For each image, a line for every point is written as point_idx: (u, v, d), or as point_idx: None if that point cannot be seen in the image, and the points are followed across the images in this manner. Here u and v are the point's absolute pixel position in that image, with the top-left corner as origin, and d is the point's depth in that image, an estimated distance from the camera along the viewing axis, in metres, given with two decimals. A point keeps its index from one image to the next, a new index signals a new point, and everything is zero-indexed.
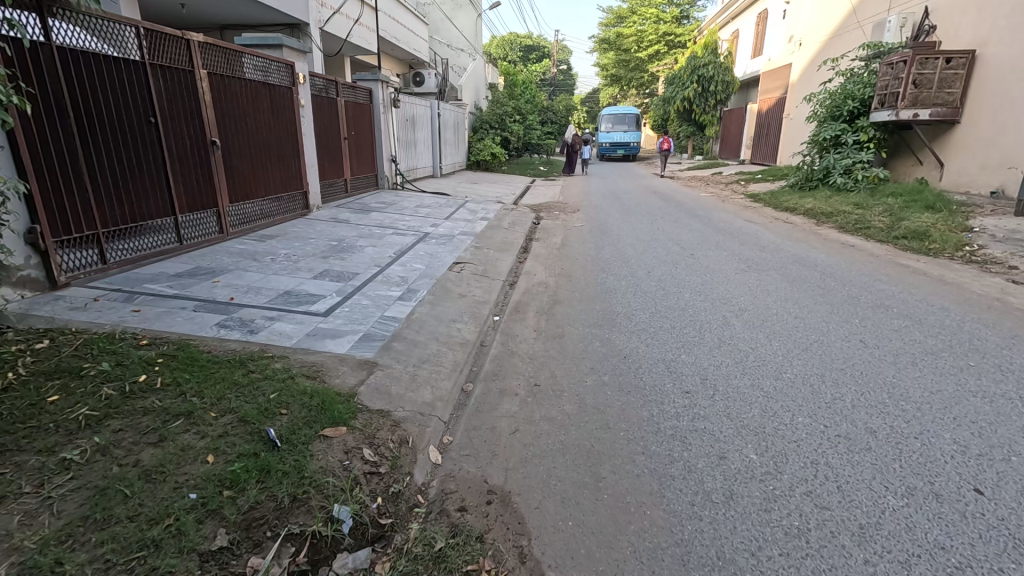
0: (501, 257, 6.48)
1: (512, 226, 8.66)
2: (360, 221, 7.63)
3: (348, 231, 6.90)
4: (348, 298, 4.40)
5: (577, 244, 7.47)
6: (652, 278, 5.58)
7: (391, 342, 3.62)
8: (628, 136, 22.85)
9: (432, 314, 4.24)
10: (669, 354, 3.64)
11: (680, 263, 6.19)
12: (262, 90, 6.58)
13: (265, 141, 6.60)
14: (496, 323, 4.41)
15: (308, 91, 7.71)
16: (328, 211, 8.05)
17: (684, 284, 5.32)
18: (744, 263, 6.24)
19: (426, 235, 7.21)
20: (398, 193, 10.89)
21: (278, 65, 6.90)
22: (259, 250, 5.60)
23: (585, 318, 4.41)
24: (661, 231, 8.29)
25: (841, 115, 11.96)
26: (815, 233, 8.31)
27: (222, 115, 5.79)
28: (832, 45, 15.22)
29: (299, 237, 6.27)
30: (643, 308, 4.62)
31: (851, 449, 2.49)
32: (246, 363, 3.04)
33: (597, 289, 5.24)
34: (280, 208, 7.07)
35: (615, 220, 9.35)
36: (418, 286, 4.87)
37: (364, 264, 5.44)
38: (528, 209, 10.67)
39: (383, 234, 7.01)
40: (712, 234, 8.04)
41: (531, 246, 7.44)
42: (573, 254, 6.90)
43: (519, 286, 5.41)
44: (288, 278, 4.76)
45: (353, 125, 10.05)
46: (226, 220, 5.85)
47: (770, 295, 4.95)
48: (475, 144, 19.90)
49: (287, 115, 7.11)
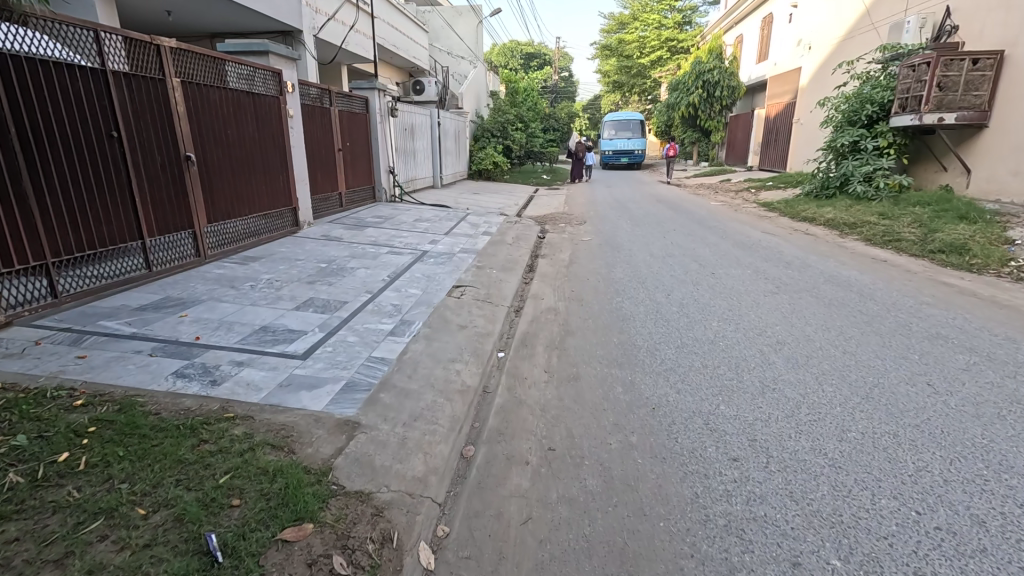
0: (505, 278, 5.96)
1: (516, 241, 8.15)
2: (353, 239, 7.11)
3: (339, 251, 6.37)
4: (332, 334, 3.87)
5: (586, 261, 6.94)
6: (673, 303, 5.03)
7: (377, 392, 3.07)
8: (632, 143, 22.24)
9: (427, 353, 3.69)
10: (705, 404, 3.09)
11: (702, 284, 5.65)
12: (245, 99, 6.09)
13: (248, 154, 6.10)
14: (500, 362, 3.86)
15: (297, 100, 7.22)
16: (318, 228, 7.53)
17: (708, 310, 4.78)
18: (772, 282, 5.70)
19: (424, 254, 6.69)
20: (396, 206, 10.39)
21: (262, 73, 6.41)
22: (238, 276, 5.06)
23: (602, 355, 3.86)
24: (676, 246, 7.77)
25: (859, 120, 11.45)
26: (841, 246, 7.76)
27: (198, 127, 5.29)
28: (844, 48, 14.73)
29: (284, 259, 5.74)
30: (667, 341, 4.07)
31: (962, 552, 1.93)
32: (199, 430, 2.50)
33: (612, 316, 4.70)
34: (266, 226, 6.56)
35: (625, 234, 8.82)
36: (412, 317, 4.33)
37: (354, 291, 4.90)
38: (533, 221, 10.15)
39: (377, 253, 6.48)
40: (731, 249, 7.48)
41: (538, 264, 6.91)
42: (584, 273, 6.36)
43: (526, 313, 4.87)
44: (266, 309, 4.23)
45: (348, 136, 9.57)
46: (202, 242, 5.34)
47: (808, 322, 4.40)
48: (476, 152, 19.45)
49: (273, 126, 6.61)
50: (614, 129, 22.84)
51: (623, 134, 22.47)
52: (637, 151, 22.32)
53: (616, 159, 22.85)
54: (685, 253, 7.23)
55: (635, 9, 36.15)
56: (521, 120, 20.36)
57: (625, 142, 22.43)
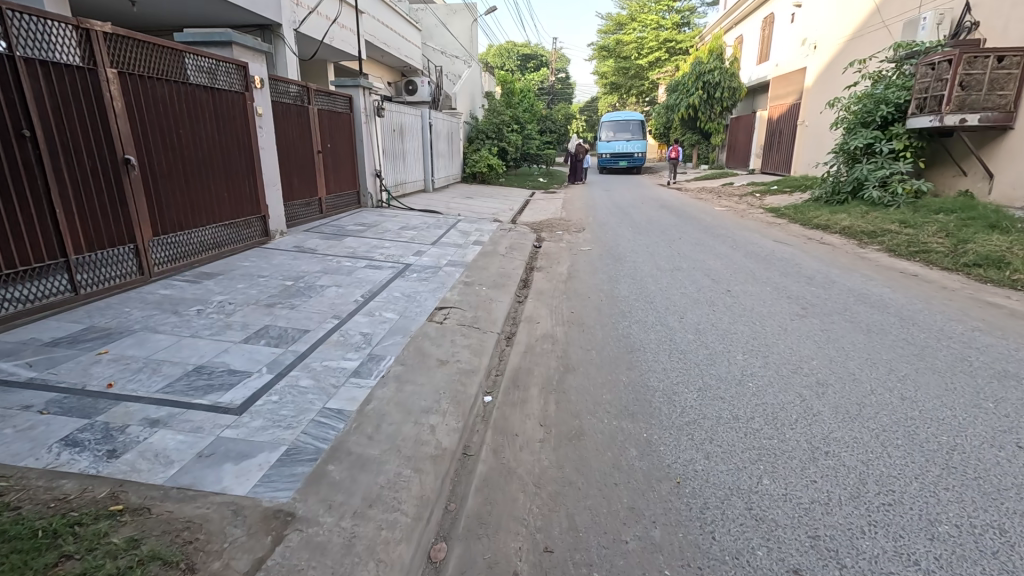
0: (497, 297, 5.29)
1: (510, 251, 7.50)
2: (329, 251, 6.42)
3: (310, 265, 5.69)
4: (282, 376, 3.19)
5: (586, 276, 6.28)
6: (689, 329, 4.37)
7: (324, 465, 2.38)
8: (632, 146, 21.44)
9: (397, 402, 3.01)
10: (744, 478, 2.42)
11: (718, 305, 5.00)
12: (203, 95, 5.42)
13: (205, 156, 5.42)
14: (487, 409, 3.19)
15: (267, 97, 6.55)
16: (292, 238, 6.85)
17: (730, 339, 4.13)
18: (797, 303, 5.06)
19: (406, 267, 6.01)
20: (382, 213, 9.72)
21: (224, 65, 5.73)
22: (185, 298, 4.37)
23: (610, 402, 3.19)
24: (683, 257, 7.12)
25: (873, 121, 10.83)
26: (862, 257, 7.14)
27: (141, 126, 4.61)
28: (852, 48, 14.18)
29: (245, 277, 5.06)
30: (686, 382, 3.41)
31: None
32: (64, 537, 1.81)
33: (619, 347, 4.03)
34: (229, 237, 5.89)
35: (627, 243, 8.17)
36: (384, 351, 3.66)
37: (319, 316, 4.22)
38: (528, 229, 9.51)
39: (353, 267, 5.80)
40: (745, 261, 6.84)
41: (533, 278, 6.26)
42: (585, 290, 5.71)
43: (519, 342, 4.20)
44: (209, 343, 3.55)
45: (329, 137, 8.88)
46: (147, 258, 4.65)
47: (849, 356, 3.75)
48: (471, 155, 18.85)
49: (237, 126, 5.94)
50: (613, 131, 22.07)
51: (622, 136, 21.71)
52: (636, 155, 21.74)
53: (615, 163, 22.01)
54: (695, 266, 6.58)
55: (634, 9, 35.61)
56: (517, 122, 19.76)
57: (624, 144, 21.61)
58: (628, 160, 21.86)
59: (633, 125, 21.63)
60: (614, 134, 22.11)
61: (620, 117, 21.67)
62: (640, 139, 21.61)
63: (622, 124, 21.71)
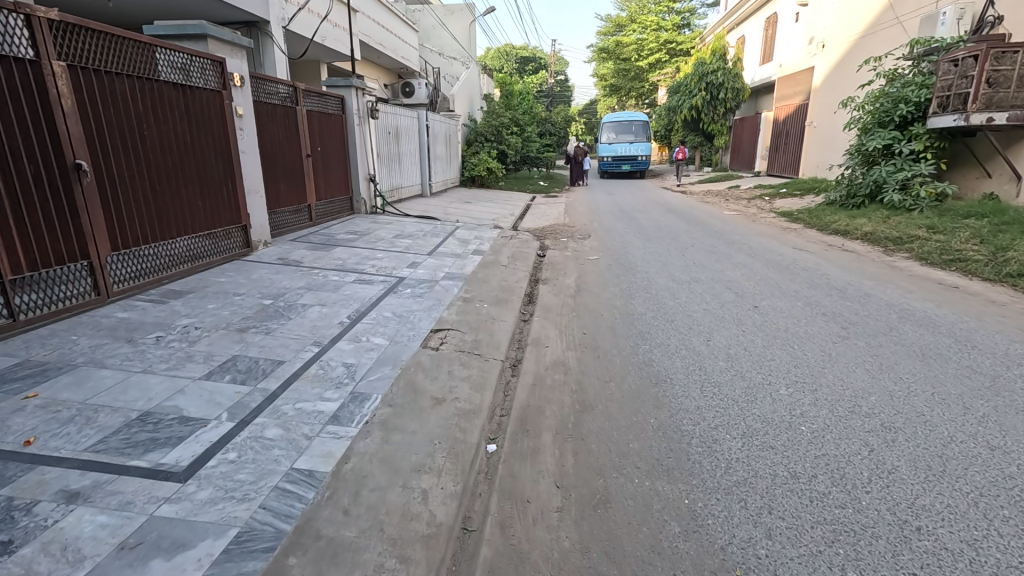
0: (499, 316, 4.75)
1: (512, 260, 6.99)
2: (315, 263, 5.90)
3: (293, 280, 5.16)
4: (245, 424, 2.65)
5: (596, 289, 5.75)
6: (720, 355, 3.85)
7: (283, 558, 1.84)
8: (635, 148, 20.59)
9: (381, 458, 2.47)
10: (823, 571, 1.89)
11: (747, 324, 4.49)
12: (172, 93, 4.90)
13: (174, 161, 4.90)
14: (491, 463, 2.65)
15: (248, 96, 6.02)
16: (277, 249, 6.32)
17: (768, 368, 3.61)
18: (835, 321, 4.54)
19: (399, 282, 5.49)
20: (376, 219, 9.21)
21: (196, 61, 5.20)
22: (145, 322, 3.84)
23: (639, 455, 2.66)
24: (700, 267, 6.60)
25: (891, 121, 10.35)
26: (892, 266, 6.63)
27: (98, 127, 4.10)
28: (864, 46, 13.72)
29: (219, 295, 4.53)
30: (727, 426, 2.89)
31: None
32: None
33: (642, 379, 3.50)
34: (203, 250, 5.35)
35: (637, 251, 7.64)
36: (370, 389, 3.12)
37: (297, 343, 3.69)
38: (531, 236, 9.00)
39: (340, 281, 5.27)
40: (768, 272, 6.32)
41: (539, 292, 5.75)
42: (597, 306, 5.19)
43: (526, 372, 3.67)
44: (164, 380, 3.02)
45: (320, 140, 8.37)
46: (104, 276, 4.12)
47: (911, 390, 3.23)
48: (470, 158, 18.36)
49: (212, 128, 5.41)
50: (615, 133, 21.24)
51: (624, 139, 20.85)
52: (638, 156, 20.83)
53: (617, 166, 21.20)
54: (713, 278, 6.05)
55: (634, 10, 35.18)
56: (517, 124, 19.30)
57: (626, 147, 20.68)
58: (631, 163, 20.98)
59: (635, 127, 20.80)
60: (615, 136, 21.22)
61: (621, 117, 21.01)
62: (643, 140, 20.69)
63: (624, 125, 20.87)
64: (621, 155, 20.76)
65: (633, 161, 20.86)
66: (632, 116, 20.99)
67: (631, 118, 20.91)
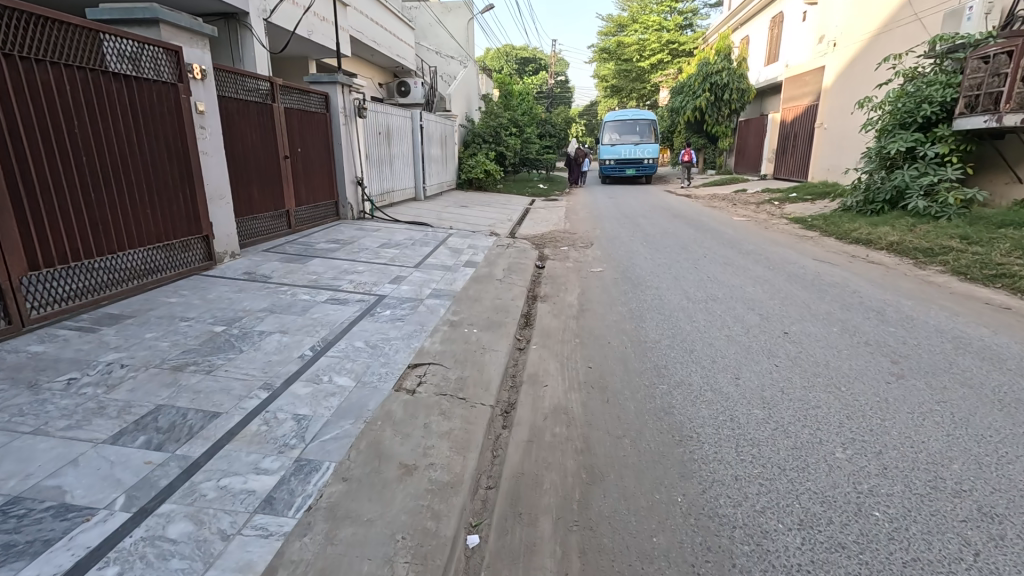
0: (491, 345, 4.09)
1: (508, 273, 6.34)
2: (285, 278, 5.25)
3: (254, 301, 4.51)
4: (143, 517, 1.99)
5: (602, 309, 5.11)
6: (753, 402, 3.19)
7: None
8: (640, 150, 19.20)
9: (319, 573, 1.81)
10: None
11: (780, 358, 3.84)
12: (113, 85, 4.28)
13: (114, 163, 4.28)
14: (471, 569, 1.99)
15: (211, 91, 5.36)
16: (245, 262, 5.68)
17: (814, 420, 2.95)
18: (883, 352, 3.90)
19: (378, 301, 4.84)
20: (362, 226, 8.57)
21: (145, 48, 4.57)
22: (61, 359, 3.19)
23: (667, 557, 2.00)
24: (715, 283, 5.95)
25: (913, 122, 9.71)
26: (930, 282, 5.98)
27: (8, 121, 3.48)
28: (879, 44, 13.12)
29: (163, 321, 3.89)
30: (778, 511, 2.23)
31: None
32: None
33: (662, 436, 2.85)
34: (151, 264, 4.73)
35: (644, 263, 6.99)
36: (322, 456, 2.46)
37: (242, 387, 3.03)
38: (529, 244, 8.36)
39: (310, 302, 4.62)
40: (792, 289, 5.66)
41: (536, 312, 5.11)
42: (603, 331, 4.54)
43: (521, 424, 3.00)
44: (56, 446, 2.36)
45: (300, 140, 7.74)
46: (19, 302, 3.52)
47: (1001, 454, 2.58)
48: (467, 160, 17.74)
49: (166, 125, 4.78)
50: (618, 133, 19.85)
51: (628, 139, 19.46)
52: (644, 158, 19.41)
53: (620, 169, 19.87)
54: (732, 296, 5.42)
55: (635, 10, 34.58)
56: (515, 124, 18.74)
57: (630, 149, 19.27)
58: (636, 166, 19.61)
59: (641, 127, 19.41)
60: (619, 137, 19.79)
61: (626, 117, 19.83)
62: (649, 142, 19.38)
63: (629, 125, 19.57)
64: (626, 157, 19.38)
65: (638, 164, 19.49)
66: (637, 115, 19.82)
67: (636, 118, 19.73)
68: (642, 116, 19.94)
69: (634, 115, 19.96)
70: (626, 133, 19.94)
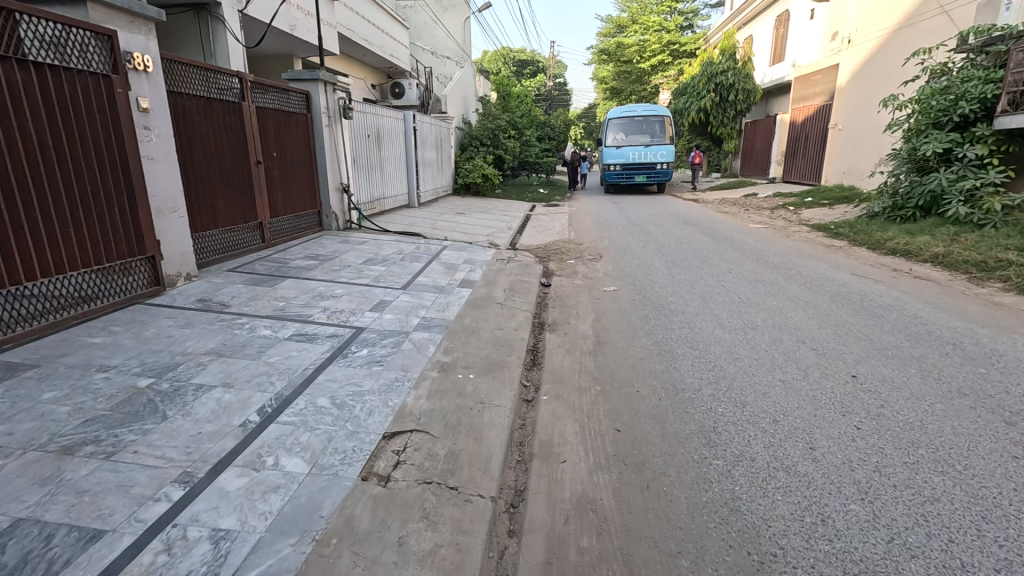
0: (491, 398, 3.24)
1: (510, 294, 5.52)
2: (247, 307, 4.42)
3: (201, 339, 3.67)
4: None
5: (623, 342, 4.29)
6: (846, 490, 2.38)
7: None
8: (652, 153, 16.44)
9: None
10: None
11: (859, 416, 3.03)
12: (21, 75, 3.43)
13: (19, 171, 3.44)
14: None
15: (159, 85, 4.53)
16: (203, 286, 4.85)
17: (942, 526, 2.14)
18: (989, 406, 3.08)
19: (354, 336, 4.00)
20: (348, 238, 7.76)
21: (66, 30, 3.72)
22: None
23: None
24: (750, 306, 5.14)
25: (949, 121, 8.93)
26: (997, 304, 5.17)
27: None
28: (900, 39, 12.38)
29: (74, 373, 3.05)
30: None
31: None
32: None
33: (734, 556, 2.02)
34: (78, 296, 3.90)
35: (663, 280, 6.19)
36: None
37: (148, 483, 2.18)
38: (532, 257, 7.57)
39: (270, 340, 3.78)
40: (843, 315, 4.83)
41: (544, 346, 4.28)
42: (629, 373, 3.72)
43: (534, 531, 2.18)
44: None
45: (275, 144, 6.92)
46: None
47: None
48: (464, 164, 16.97)
49: (96, 125, 3.93)
50: (625, 134, 16.91)
51: (637, 141, 16.71)
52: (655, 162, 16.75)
53: (627, 176, 16.98)
54: (774, 324, 4.61)
55: (634, 11, 33.90)
56: (514, 127, 18.03)
57: (640, 152, 16.45)
58: (646, 173, 16.73)
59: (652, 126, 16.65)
60: (626, 139, 16.84)
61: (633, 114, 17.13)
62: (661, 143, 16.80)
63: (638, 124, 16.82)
64: (635, 162, 16.52)
65: (649, 169, 16.69)
66: (647, 112, 17.02)
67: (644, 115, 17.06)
68: (654, 112, 17.02)
69: (645, 112, 17.07)
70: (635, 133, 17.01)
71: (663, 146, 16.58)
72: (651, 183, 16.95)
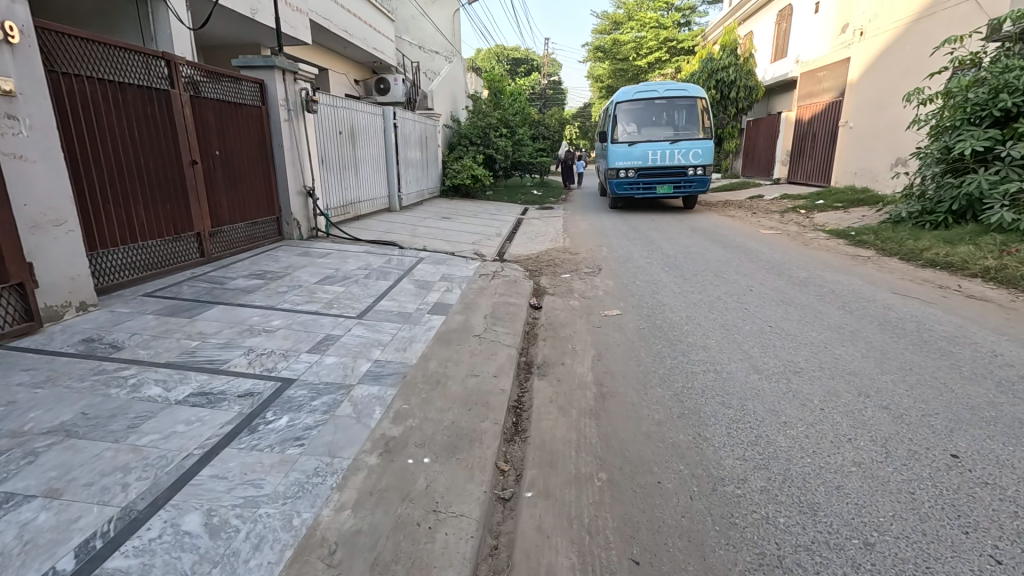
0: (449, 502, 2.24)
1: (491, 323, 4.52)
2: (147, 349, 3.42)
3: (59, 405, 2.68)
4: None
5: (634, 396, 3.28)
6: None
7: None
8: (680, 154, 13.92)
9: None
10: None
11: (988, 534, 2.06)
12: None
13: None
14: None
15: (33, 62, 3.51)
16: (103, 318, 3.86)
17: None
18: None
19: (274, 396, 2.97)
20: (309, 249, 6.74)
21: None
22: None
23: None
24: (786, 340, 4.15)
25: (987, 116, 7.99)
26: None
27: None
28: (922, 29, 11.41)
29: None
30: None
31: None
32: None
33: None
34: None
35: (675, 302, 5.19)
36: None
37: None
38: (520, 271, 6.57)
39: (156, 405, 2.77)
40: (904, 353, 3.86)
41: (530, 403, 3.27)
42: (644, 451, 2.70)
43: None
44: None
45: (218, 141, 5.87)
46: None
47: None
48: (452, 164, 15.97)
49: None
50: (639, 126, 14.53)
51: (652, 134, 14.33)
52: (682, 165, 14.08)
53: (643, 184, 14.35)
54: (823, 368, 3.62)
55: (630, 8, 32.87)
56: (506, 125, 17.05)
57: (664, 152, 13.95)
58: (672, 180, 14.21)
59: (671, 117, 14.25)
60: (640, 133, 14.40)
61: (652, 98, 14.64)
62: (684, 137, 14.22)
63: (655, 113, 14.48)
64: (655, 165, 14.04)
65: (676, 176, 14.18)
66: (669, 96, 14.57)
67: (665, 100, 14.53)
68: (677, 97, 14.54)
69: (666, 96, 14.63)
70: (649, 123, 14.59)
71: (691, 143, 13.99)
72: (676, 194, 14.40)
